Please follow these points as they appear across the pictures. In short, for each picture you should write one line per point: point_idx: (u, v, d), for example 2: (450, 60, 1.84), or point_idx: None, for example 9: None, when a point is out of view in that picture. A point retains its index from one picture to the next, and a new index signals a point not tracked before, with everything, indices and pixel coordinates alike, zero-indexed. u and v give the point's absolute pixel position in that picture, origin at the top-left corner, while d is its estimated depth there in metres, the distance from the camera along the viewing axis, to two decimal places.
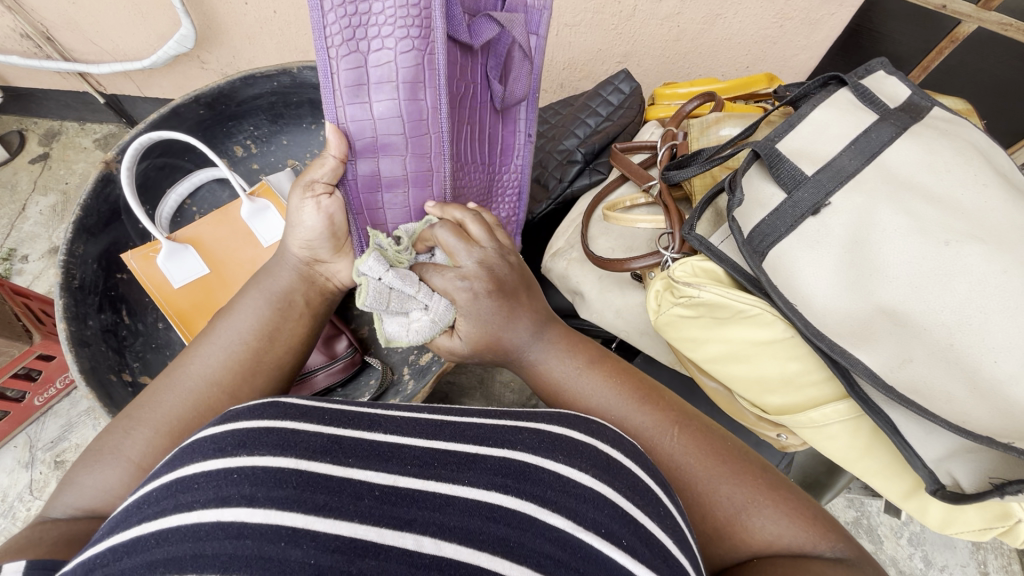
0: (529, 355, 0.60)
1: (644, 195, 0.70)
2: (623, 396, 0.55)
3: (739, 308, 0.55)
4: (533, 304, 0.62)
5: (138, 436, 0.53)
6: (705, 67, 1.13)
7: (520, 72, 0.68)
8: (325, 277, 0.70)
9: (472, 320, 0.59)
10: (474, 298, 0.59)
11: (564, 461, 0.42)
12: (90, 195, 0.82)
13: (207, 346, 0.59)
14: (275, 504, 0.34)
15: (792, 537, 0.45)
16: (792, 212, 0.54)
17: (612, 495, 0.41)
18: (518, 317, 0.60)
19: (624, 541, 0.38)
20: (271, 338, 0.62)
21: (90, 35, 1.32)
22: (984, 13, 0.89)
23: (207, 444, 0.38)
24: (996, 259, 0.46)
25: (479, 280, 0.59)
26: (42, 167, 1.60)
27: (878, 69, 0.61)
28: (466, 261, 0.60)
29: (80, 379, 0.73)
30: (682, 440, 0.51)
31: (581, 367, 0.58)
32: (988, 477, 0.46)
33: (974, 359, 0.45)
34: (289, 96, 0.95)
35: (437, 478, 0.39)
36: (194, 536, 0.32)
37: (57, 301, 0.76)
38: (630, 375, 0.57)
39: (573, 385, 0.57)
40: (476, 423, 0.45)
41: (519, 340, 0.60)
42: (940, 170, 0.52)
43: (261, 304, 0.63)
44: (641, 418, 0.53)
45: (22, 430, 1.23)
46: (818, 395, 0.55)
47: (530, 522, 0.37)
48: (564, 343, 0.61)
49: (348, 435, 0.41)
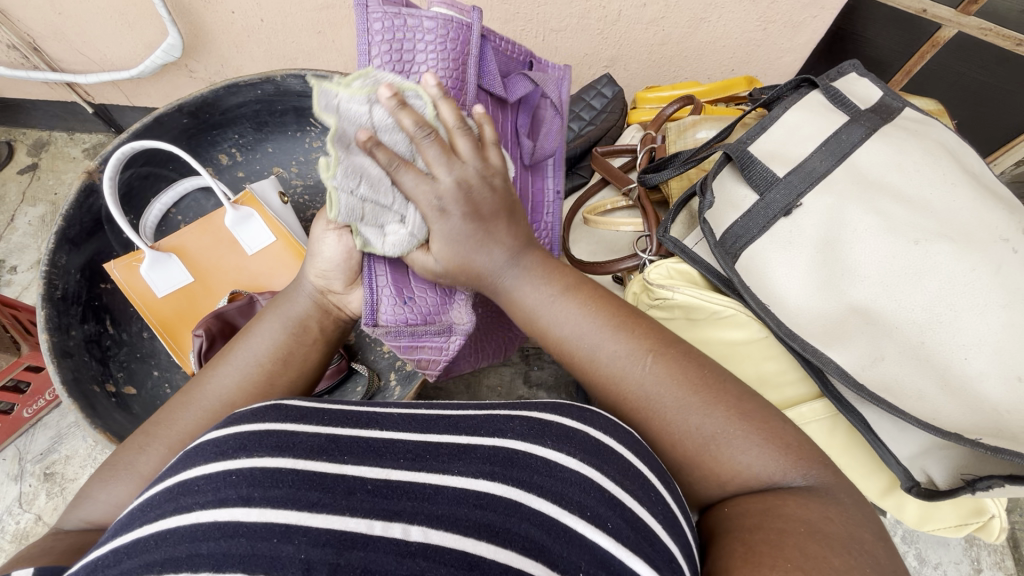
0: (502, 282, 0.53)
1: (624, 198, 0.71)
2: (598, 324, 0.50)
3: (713, 309, 0.55)
4: (514, 227, 0.53)
5: (153, 453, 0.52)
6: (690, 70, 1.14)
7: (551, 127, 0.64)
8: (339, 307, 0.65)
9: (442, 239, 0.51)
10: (445, 215, 0.50)
11: (553, 445, 0.42)
12: (73, 205, 0.81)
13: (223, 366, 0.58)
14: (272, 503, 0.35)
15: (763, 466, 0.44)
16: (763, 214, 0.55)
17: (598, 477, 0.41)
18: (495, 241, 0.52)
19: (610, 524, 0.38)
20: (285, 362, 0.59)
21: (77, 45, 1.32)
22: (963, 18, 0.91)
23: (208, 448, 0.39)
24: (964, 257, 0.47)
25: (452, 200, 0.50)
26: (30, 178, 1.60)
27: (850, 71, 0.62)
28: (443, 175, 0.49)
29: (61, 391, 0.73)
30: (654, 369, 0.48)
31: (557, 294, 0.52)
32: (960, 474, 0.47)
33: (944, 358, 0.46)
34: (274, 104, 0.95)
35: (429, 469, 0.39)
36: (191, 537, 0.33)
37: (38, 312, 0.76)
38: (608, 300, 0.52)
39: (545, 313, 0.52)
40: (468, 414, 0.45)
41: (493, 268, 0.52)
42: (909, 170, 0.53)
43: (276, 329, 0.61)
44: (611, 352, 0.49)
45: (11, 442, 1.22)
46: (795, 394, 0.55)
47: (515, 508, 0.38)
48: (546, 270, 0.53)
49: (345, 433, 0.41)
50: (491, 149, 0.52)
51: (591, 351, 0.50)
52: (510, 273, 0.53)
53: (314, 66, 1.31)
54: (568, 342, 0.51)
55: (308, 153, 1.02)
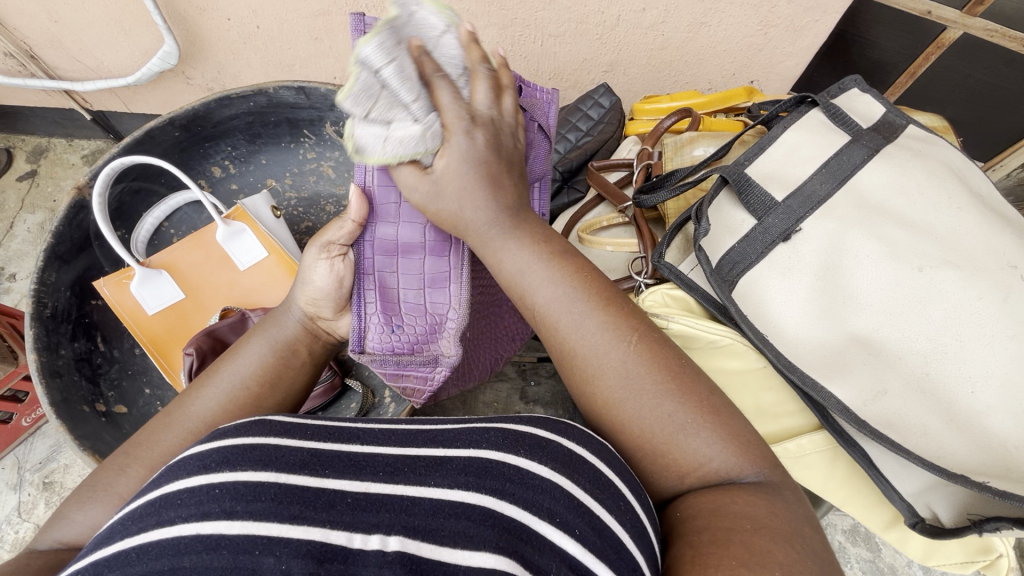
0: (490, 236, 0.51)
1: (620, 216, 0.69)
2: (582, 294, 0.48)
3: (709, 338, 0.54)
4: (519, 185, 0.53)
5: (132, 475, 0.51)
6: (690, 75, 1.12)
7: (541, 151, 0.63)
8: (328, 333, 0.64)
9: (456, 159, 0.50)
10: (469, 136, 0.50)
11: (524, 454, 0.40)
12: (62, 222, 0.80)
13: (206, 387, 0.56)
14: (255, 515, 0.34)
15: (721, 461, 0.43)
16: (762, 239, 0.53)
17: (568, 485, 0.39)
18: (499, 187, 0.51)
19: (577, 531, 0.37)
20: (271, 384, 0.58)
21: (73, 52, 1.31)
22: (969, 19, 0.88)
23: (191, 462, 0.37)
24: (972, 285, 0.45)
25: (479, 126, 0.51)
26: (29, 184, 1.59)
27: (852, 87, 0.60)
28: (482, 104, 0.52)
29: (49, 413, 0.72)
30: (631, 352, 0.46)
31: (547, 257, 0.50)
32: (966, 514, 0.46)
33: (951, 392, 0.44)
34: (266, 116, 0.94)
35: (406, 482, 0.38)
36: (173, 550, 0.32)
37: (27, 332, 0.75)
38: (592, 278, 0.50)
39: (529, 277, 0.50)
40: (446, 428, 0.44)
41: (484, 219, 0.51)
42: (913, 193, 0.51)
43: (263, 350, 0.59)
44: (595, 326, 0.47)
45: (10, 451, 1.21)
46: (793, 425, 0.54)
47: (488, 515, 0.36)
48: (534, 234, 0.52)
49: (328, 448, 0.40)
50: (522, 119, 0.56)
51: (575, 320, 0.48)
52: (496, 231, 0.51)
53: (311, 72, 1.29)
54: (550, 311, 0.49)
55: (302, 164, 1.01)
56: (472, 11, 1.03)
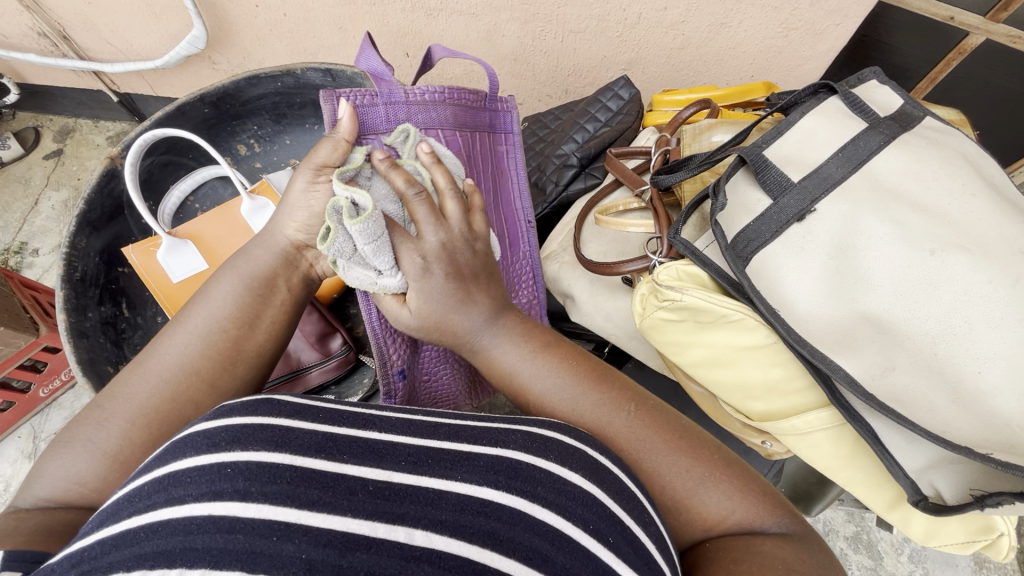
0: (478, 342, 0.54)
1: (636, 200, 0.71)
2: (574, 382, 0.51)
3: (722, 312, 0.55)
4: (493, 289, 0.56)
5: (115, 425, 0.48)
6: (708, 76, 1.13)
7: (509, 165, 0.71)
8: (308, 262, 0.61)
9: (424, 295, 0.52)
10: (430, 272, 0.52)
11: (555, 460, 0.41)
12: (94, 189, 0.83)
13: (178, 330, 0.53)
14: (270, 499, 0.33)
15: (743, 513, 0.45)
16: (778, 218, 0.55)
17: (599, 494, 0.40)
18: (475, 300, 0.54)
19: (611, 540, 0.37)
20: (252, 323, 0.55)
21: (105, 35, 1.35)
22: (992, 25, 0.89)
23: (199, 438, 0.36)
24: (983, 269, 0.46)
25: (438, 259, 0.52)
26: (55, 163, 1.63)
27: (870, 78, 0.62)
28: (433, 238, 0.52)
29: (76, 369, 0.74)
30: (633, 419, 0.48)
31: (535, 352, 0.53)
32: (969, 489, 0.46)
33: (958, 370, 0.46)
34: (293, 97, 0.96)
35: (431, 474, 0.38)
36: (184, 530, 0.31)
37: (57, 293, 0.77)
38: (582, 361, 0.53)
39: (523, 373, 0.53)
40: (471, 424, 0.44)
41: (467, 329, 0.54)
42: (929, 180, 0.52)
43: (235, 286, 0.56)
44: (590, 404, 0.50)
45: (26, 420, 1.24)
46: (801, 402, 0.55)
47: (519, 516, 0.36)
48: (519, 330, 0.55)
49: (345, 433, 0.39)
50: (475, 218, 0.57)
51: (570, 403, 0.50)
52: (483, 333, 0.54)
53: (333, 61, 1.31)
54: (549, 399, 0.51)
55: None
56: (495, 5, 1.05)
